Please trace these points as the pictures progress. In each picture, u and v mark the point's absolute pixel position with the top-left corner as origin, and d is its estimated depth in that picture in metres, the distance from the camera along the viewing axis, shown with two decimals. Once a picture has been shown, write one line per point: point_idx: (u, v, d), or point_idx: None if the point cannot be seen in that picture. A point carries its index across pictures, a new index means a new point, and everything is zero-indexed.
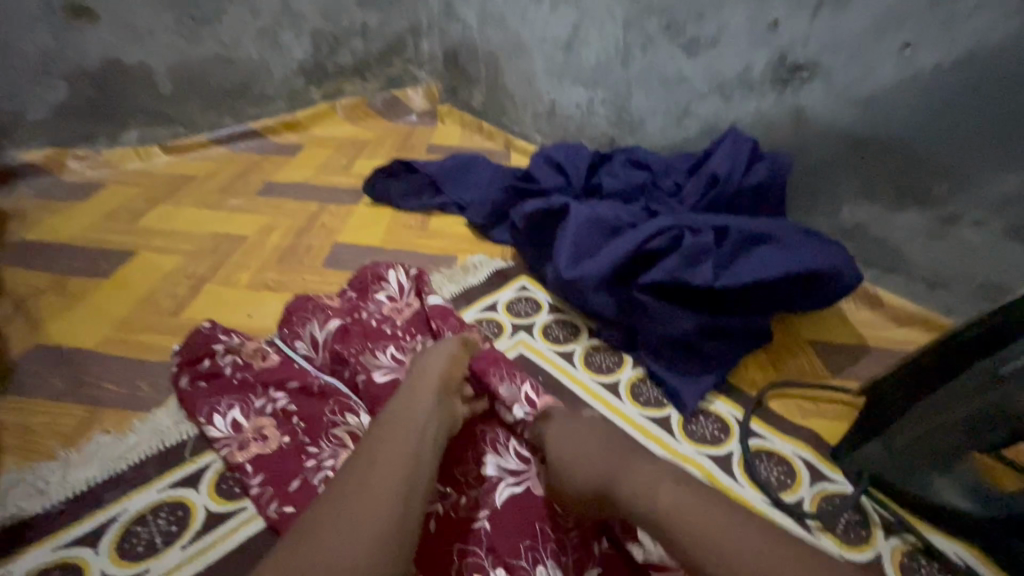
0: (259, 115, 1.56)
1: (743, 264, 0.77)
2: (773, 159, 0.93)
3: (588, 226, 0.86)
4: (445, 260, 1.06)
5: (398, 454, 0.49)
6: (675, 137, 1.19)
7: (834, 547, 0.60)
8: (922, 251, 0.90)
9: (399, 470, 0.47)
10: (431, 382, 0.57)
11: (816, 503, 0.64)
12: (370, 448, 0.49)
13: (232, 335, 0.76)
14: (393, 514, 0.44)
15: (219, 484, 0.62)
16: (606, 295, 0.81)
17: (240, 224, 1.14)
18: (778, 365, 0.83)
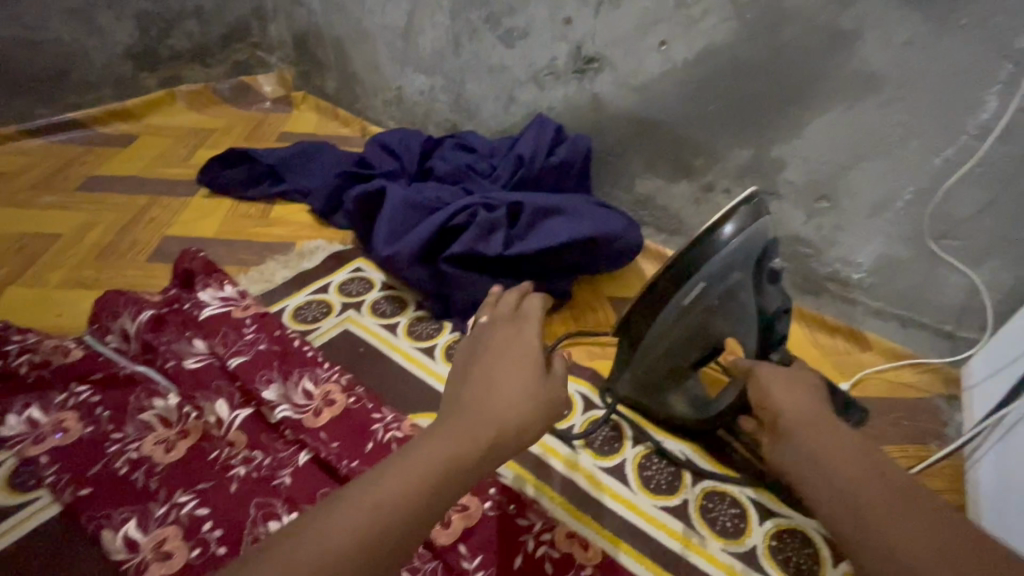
0: (82, 103, 1.45)
1: (536, 233, 0.89)
2: (573, 142, 1.06)
3: (405, 206, 0.93)
4: (283, 247, 1.09)
5: (469, 429, 0.48)
6: (506, 122, 1.29)
7: (590, 458, 0.74)
8: (694, 215, 1.08)
9: (470, 441, 0.47)
10: (528, 348, 0.58)
11: (583, 426, 0.78)
12: (466, 409, 0.50)
13: (29, 335, 0.75)
14: (437, 495, 0.43)
15: (13, 479, 0.63)
16: (421, 269, 0.89)
17: (55, 221, 1.08)
18: (576, 320, 0.97)
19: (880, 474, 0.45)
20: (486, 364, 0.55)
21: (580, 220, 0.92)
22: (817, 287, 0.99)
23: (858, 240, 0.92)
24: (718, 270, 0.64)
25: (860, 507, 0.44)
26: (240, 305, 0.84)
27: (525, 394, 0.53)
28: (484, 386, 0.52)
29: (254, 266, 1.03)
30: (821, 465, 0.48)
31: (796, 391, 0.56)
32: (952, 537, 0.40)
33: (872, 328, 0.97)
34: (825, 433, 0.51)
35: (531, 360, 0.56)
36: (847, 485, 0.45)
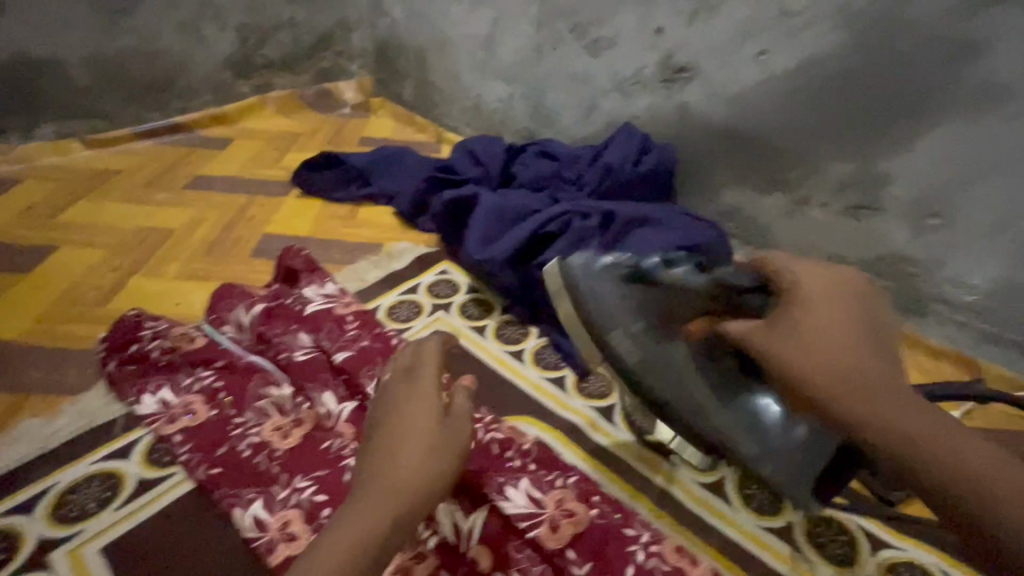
0: (186, 108, 1.56)
1: (627, 243, 0.89)
2: (661, 152, 1.06)
3: (496, 212, 0.95)
4: (372, 248, 1.13)
5: (388, 489, 0.50)
6: (586, 130, 1.29)
7: (689, 473, 0.73)
8: (785, 229, 1.05)
9: (385, 506, 0.48)
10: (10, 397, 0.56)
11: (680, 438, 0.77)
12: (378, 468, 0.51)
13: (160, 321, 0.81)
14: (371, 542, 0.46)
15: (150, 454, 0.67)
16: (512, 274, 0.90)
17: (168, 217, 1.16)
18: None
19: (921, 408, 0.45)
20: (397, 422, 0.55)
21: (672, 233, 0.91)
22: (919, 307, 0.95)
23: (973, 260, 0.87)
24: (632, 287, 0.68)
25: (905, 454, 0.44)
26: (341, 302, 0.88)
27: (436, 447, 0.54)
28: (391, 451, 0.53)
29: (347, 264, 1.07)
30: (887, 412, 0.45)
31: (833, 312, 0.52)
32: (1012, 470, 0.41)
33: (984, 354, 0.91)
34: (868, 369, 0.48)
35: (432, 405, 0.56)
36: (904, 429, 0.44)
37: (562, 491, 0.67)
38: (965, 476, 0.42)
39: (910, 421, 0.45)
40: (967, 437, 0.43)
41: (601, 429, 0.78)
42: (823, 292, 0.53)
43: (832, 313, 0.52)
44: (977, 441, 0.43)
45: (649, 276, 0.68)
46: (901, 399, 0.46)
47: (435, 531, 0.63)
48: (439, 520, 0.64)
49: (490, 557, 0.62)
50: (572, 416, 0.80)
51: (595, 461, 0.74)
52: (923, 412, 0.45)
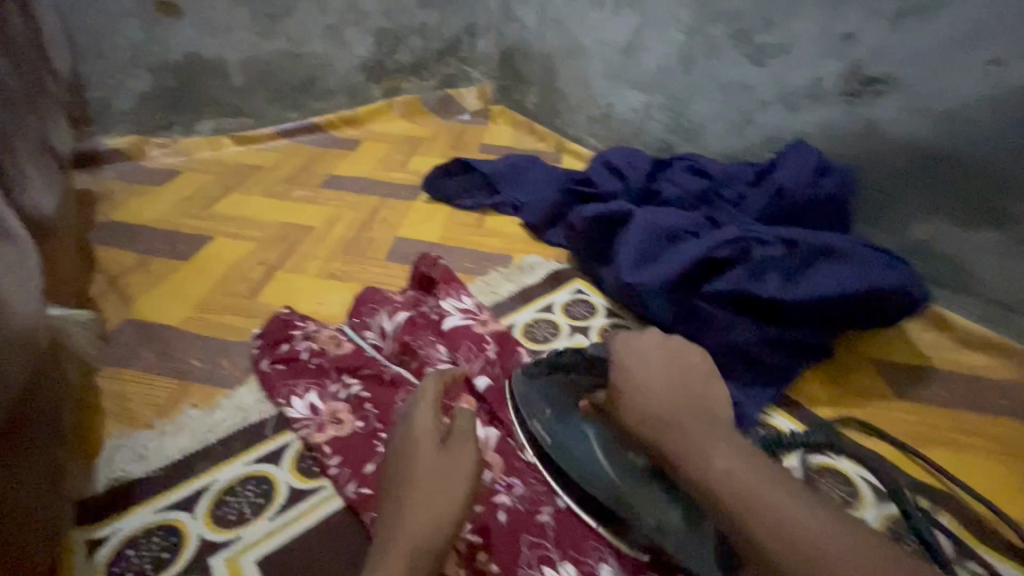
0: (321, 109, 1.62)
1: (810, 278, 0.77)
2: (843, 173, 0.91)
3: (651, 232, 0.86)
4: (501, 259, 1.08)
5: (413, 527, 0.50)
6: (735, 146, 1.17)
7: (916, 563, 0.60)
8: (997, 274, 0.87)
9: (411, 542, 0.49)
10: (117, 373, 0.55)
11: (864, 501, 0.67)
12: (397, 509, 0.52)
13: (308, 322, 0.80)
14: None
15: (300, 462, 0.65)
16: (669, 303, 0.80)
17: (306, 215, 1.18)
18: (839, 383, 0.83)
19: (775, 480, 0.45)
20: (399, 474, 0.55)
21: (865, 268, 0.78)
22: None
23: None
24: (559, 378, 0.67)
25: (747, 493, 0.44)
26: (480, 320, 0.83)
27: (443, 473, 0.54)
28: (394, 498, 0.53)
29: (477, 275, 1.04)
30: (698, 463, 0.48)
31: (653, 368, 0.57)
32: (836, 550, 0.39)
33: None
34: (682, 425, 0.51)
35: (429, 436, 0.57)
36: (746, 486, 0.44)
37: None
38: (791, 542, 0.41)
39: (727, 479, 0.45)
40: (793, 503, 0.43)
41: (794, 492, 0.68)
42: (642, 360, 0.58)
43: (647, 360, 0.58)
44: (817, 518, 0.41)
45: (579, 380, 0.67)
46: (729, 454, 0.47)
47: None
48: None
49: None
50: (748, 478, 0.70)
51: None
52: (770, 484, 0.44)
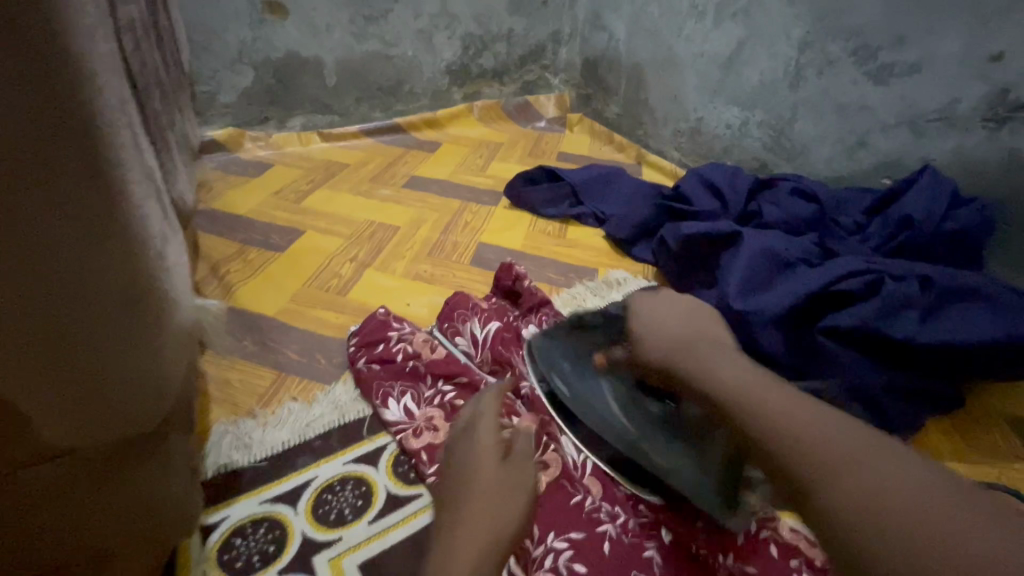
0: (404, 110, 1.64)
1: (948, 319, 0.71)
2: (982, 206, 0.83)
3: (762, 256, 0.82)
4: (586, 272, 1.06)
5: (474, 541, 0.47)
6: (843, 169, 1.10)
7: None
8: None
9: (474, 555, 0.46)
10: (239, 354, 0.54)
11: None
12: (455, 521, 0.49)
13: (404, 324, 0.81)
14: None
15: (396, 466, 0.65)
16: (781, 333, 0.75)
17: (392, 214, 1.20)
18: (967, 437, 0.75)
19: (815, 413, 0.41)
20: (458, 487, 0.52)
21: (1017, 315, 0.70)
22: None
23: None
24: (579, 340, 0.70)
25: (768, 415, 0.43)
26: None
27: (505, 489, 0.51)
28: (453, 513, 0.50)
29: (563, 287, 1.01)
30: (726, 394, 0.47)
31: (667, 321, 0.58)
32: (868, 470, 0.36)
33: None
34: (699, 362, 0.52)
35: (491, 448, 0.55)
36: (775, 412, 0.43)
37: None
38: (820, 462, 0.38)
39: (750, 410, 0.44)
40: (826, 427, 0.40)
41: None
42: (666, 314, 0.59)
43: (675, 313, 0.59)
44: (853, 439, 0.38)
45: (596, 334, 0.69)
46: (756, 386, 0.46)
47: None
48: None
49: None
50: None
51: None
52: (799, 411, 0.42)
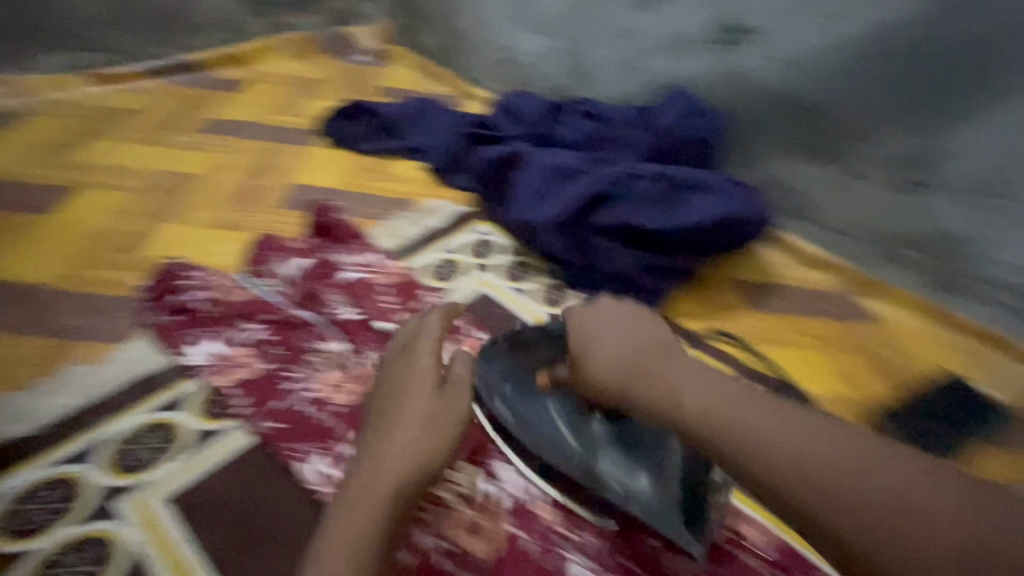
0: (197, 46, 1.46)
1: (683, 208, 0.88)
2: (713, 117, 1.02)
3: (543, 171, 0.92)
4: (403, 203, 1.09)
5: (403, 459, 0.53)
6: (625, 90, 1.24)
7: None
8: (829, 201, 1.02)
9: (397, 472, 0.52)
10: None
11: None
12: (386, 438, 0.55)
13: (197, 272, 0.79)
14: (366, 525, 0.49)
15: (204, 405, 0.66)
16: (559, 236, 0.88)
17: (187, 162, 1.10)
18: (704, 298, 0.97)
19: (795, 425, 0.42)
20: (389, 410, 0.58)
21: (729, 199, 0.89)
22: (958, 284, 0.94)
23: (1016, 241, 0.87)
24: (520, 353, 0.68)
25: (769, 453, 0.41)
26: (376, 274, 0.87)
27: (433, 417, 0.57)
28: (381, 438, 0.55)
29: (380, 220, 1.04)
30: (689, 412, 0.46)
31: (605, 314, 0.57)
32: (859, 482, 0.38)
33: (1018, 334, 0.91)
34: (672, 385, 0.48)
35: (427, 379, 0.60)
36: (702, 416, 0.45)
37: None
38: (808, 486, 0.39)
39: (738, 437, 0.43)
40: (818, 443, 0.40)
41: None
42: (599, 323, 0.56)
43: (607, 320, 0.57)
44: (836, 450, 0.40)
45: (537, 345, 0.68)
46: (721, 399, 0.45)
47: (498, 486, 0.66)
48: (501, 475, 0.67)
49: (553, 513, 0.64)
50: None
51: None
52: (782, 427, 0.42)
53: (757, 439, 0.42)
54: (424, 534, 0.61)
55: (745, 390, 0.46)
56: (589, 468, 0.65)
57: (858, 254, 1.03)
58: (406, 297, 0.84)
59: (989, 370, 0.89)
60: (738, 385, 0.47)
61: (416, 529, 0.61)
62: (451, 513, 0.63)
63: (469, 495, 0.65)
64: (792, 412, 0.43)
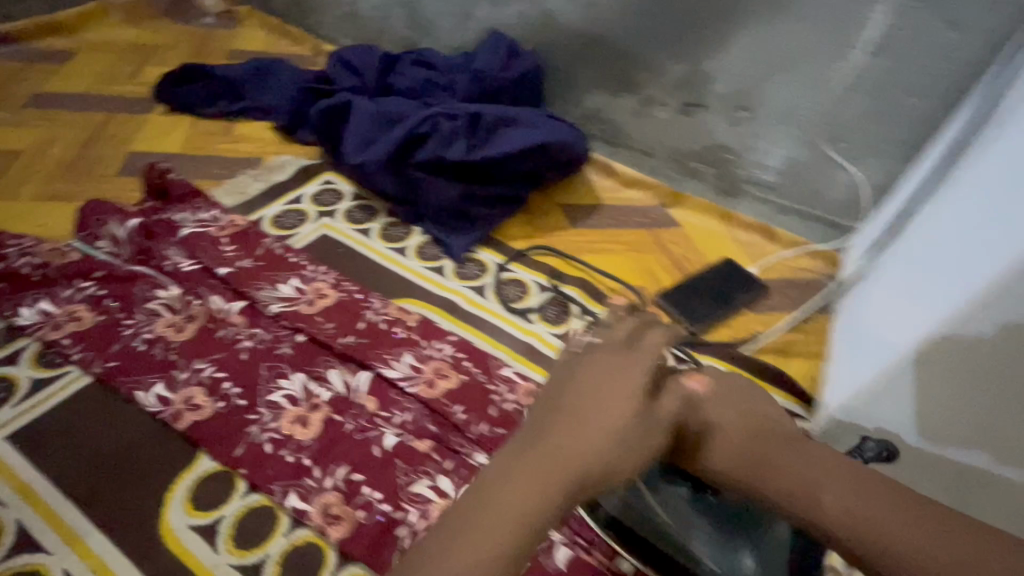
0: (11, 16, 1.37)
1: (496, 140, 0.99)
2: (528, 58, 1.13)
3: (367, 117, 0.99)
4: (250, 162, 1.13)
5: (519, 509, 0.37)
6: (462, 38, 1.31)
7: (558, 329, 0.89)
8: (636, 127, 1.18)
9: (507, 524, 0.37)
10: None
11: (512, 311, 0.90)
12: (502, 489, 0.38)
13: (25, 241, 0.83)
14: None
15: (40, 357, 0.72)
16: (389, 176, 0.99)
17: (12, 139, 1.07)
18: (531, 223, 1.10)
19: (864, 484, 0.39)
20: (553, 414, 0.43)
21: (538, 129, 1.01)
22: (738, 188, 1.12)
23: (769, 146, 1.05)
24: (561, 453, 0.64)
25: (883, 537, 0.37)
26: (217, 226, 0.92)
27: (613, 424, 0.42)
28: (508, 468, 0.39)
29: (225, 179, 1.08)
30: (779, 471, 0.42)
31: (724, 387, 0.47)
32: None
33: (780, 223, 1.11)
34: (784, 472, 0.41)
35: (626, 376, 0.44)
36: (812, 492, 0.39)
37: (440, 361, 0.76)
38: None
39: (814, 509, 0.39)
40: (925, 534, 0.36)
41: (481, 307, 0.90)
42: (720, 397, 0.45)
43: (719, 392, 0.46)
44: (918, 533, 0.36)
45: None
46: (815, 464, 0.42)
47: (327, 387, 0.72)
48: (330, 379, 0.73)
49: (377, 401, 0.71)
50: (482, 313, 0.89)
51: (474, 329, 0.86)
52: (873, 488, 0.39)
53: (829, 509, 0.38)
54: (257, 433, 0.66)
55: (866, 472, 0.40)
56: (407, 363, 0.75)
57: (664, 171, 1.20)
58: (248, 245, 0.91)
59: (758, 256, 1.09)
60: (847, 461, 0.41)
61: (248, 428, 0.66)
62: (280, 413, 0.68)
63: (298, 396, 0.70)
64: (896, 496, 0.38)
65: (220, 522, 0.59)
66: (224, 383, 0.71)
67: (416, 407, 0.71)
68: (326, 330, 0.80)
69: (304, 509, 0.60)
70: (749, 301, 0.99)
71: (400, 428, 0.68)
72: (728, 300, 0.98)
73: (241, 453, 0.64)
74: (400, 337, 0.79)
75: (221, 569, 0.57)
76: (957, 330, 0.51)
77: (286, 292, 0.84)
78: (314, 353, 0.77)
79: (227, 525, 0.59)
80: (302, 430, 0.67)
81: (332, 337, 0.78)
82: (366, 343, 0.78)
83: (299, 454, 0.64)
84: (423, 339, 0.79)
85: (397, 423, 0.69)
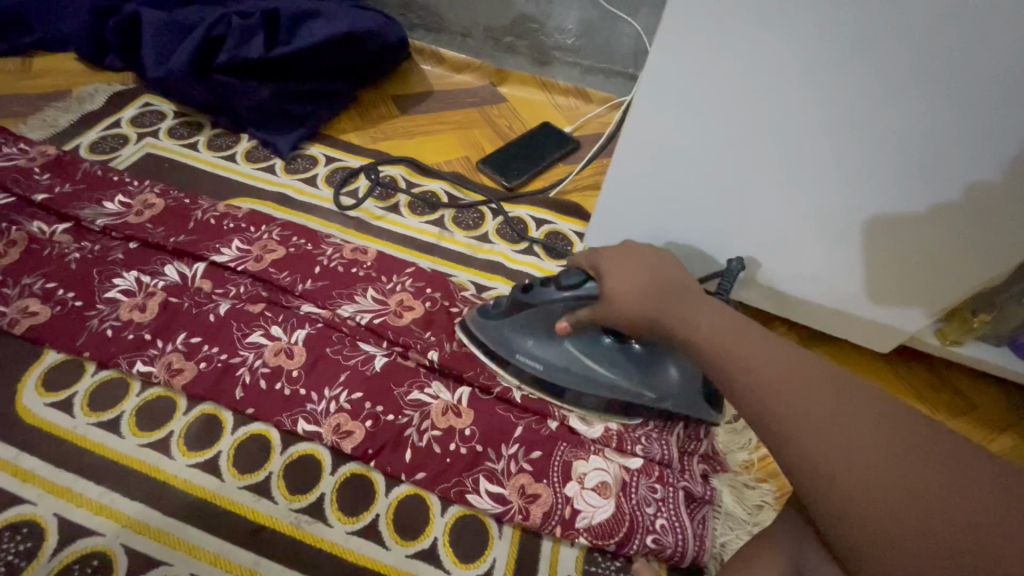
0: None
1: (298, 36, 1.02)
2: None
3: (161, 27, 1.01)
4: (56, 95, 1.09)
5: None
6: None
7: (405, 201, 0.99)
8: (449, 9, 1.21)
9: None
10: None
11: (352, 199, 0.98)
12: None
13: None
14: None
15: None
16: (197, 84, 1.01)
17: None
18: (361, 115, 1.14)
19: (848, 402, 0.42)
20: None
21: (340, 19, 1.04)
22: (552, 57, 1.21)
23: (565, 10, 1.12)
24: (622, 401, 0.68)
25: (831, 454, 0.40)
26: (24, 159, 0.92)
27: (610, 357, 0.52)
28: None
29: (29, 115, 1.04)
30: (731, 358, 0.48)
31: (671, 285, 0.55)
32: (900, 476, 0.37)
33: (591, 84, 1.22)
34: (763, 378, 0.45)
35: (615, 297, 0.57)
36: (796, 413, 0.42)
37: (267, 239, 0.85)
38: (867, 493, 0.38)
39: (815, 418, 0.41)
40: (879, 455, 0.39)
41: (316, 195, 0.98)
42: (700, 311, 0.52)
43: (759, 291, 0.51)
44: (882, 449, 0.39)
45: (543, 300, 0.63)
46: (743, 345, 0.48)
47: (161, 278, 0.79)
48: (164, 272, 0.80)
49: (211, 281, 0.79)
50: (316, 201, 0.97)
51: (306, 215, 0.94)
52: (789, 358, 0.46)
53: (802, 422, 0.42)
54: (98, 324, 0.73)
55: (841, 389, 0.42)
56: (236, 248, 0.83)
57: (486, 51, 1.26)
58: (62, 171, 0.91)
59: (576, 116, 1.20)
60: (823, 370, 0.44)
61: (89, 321, 0.74)
62: (117, 305, 0.75)
63: (133, 289, 0.77)
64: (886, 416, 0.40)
65: (75, 396, 0.68)
66: (56, 289, 0.76)
67: (247, 280, 0.80)
68: (156, 233, 0.84)
69: (150, 371, 0.70)
70: (566, 155, 1.11)
71: (235, 298, 0.77)
72: (546, 154, 1.10)
73: (83, 342, 0.72)
74: (230, 228, 0.86)
75: (81, 428, 0.66)
76: (955, 175, 0.54)
77: (111, 207, 0.87)
78: (146, 254, 0.82)
79: (82, 397, 0.68)
80: (141, 314, 0.75)
81: (163, 238, 0.83)
82: (196, 238, 0.84)
83: (140, 332, 0.73)
84: (252, 225, 0.87)
85: (229, 294, 0.78)
